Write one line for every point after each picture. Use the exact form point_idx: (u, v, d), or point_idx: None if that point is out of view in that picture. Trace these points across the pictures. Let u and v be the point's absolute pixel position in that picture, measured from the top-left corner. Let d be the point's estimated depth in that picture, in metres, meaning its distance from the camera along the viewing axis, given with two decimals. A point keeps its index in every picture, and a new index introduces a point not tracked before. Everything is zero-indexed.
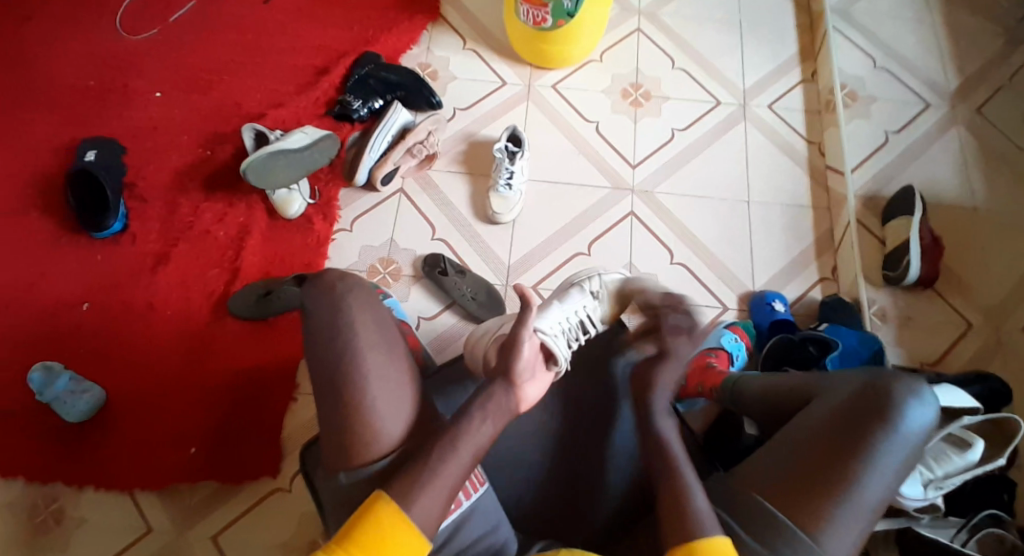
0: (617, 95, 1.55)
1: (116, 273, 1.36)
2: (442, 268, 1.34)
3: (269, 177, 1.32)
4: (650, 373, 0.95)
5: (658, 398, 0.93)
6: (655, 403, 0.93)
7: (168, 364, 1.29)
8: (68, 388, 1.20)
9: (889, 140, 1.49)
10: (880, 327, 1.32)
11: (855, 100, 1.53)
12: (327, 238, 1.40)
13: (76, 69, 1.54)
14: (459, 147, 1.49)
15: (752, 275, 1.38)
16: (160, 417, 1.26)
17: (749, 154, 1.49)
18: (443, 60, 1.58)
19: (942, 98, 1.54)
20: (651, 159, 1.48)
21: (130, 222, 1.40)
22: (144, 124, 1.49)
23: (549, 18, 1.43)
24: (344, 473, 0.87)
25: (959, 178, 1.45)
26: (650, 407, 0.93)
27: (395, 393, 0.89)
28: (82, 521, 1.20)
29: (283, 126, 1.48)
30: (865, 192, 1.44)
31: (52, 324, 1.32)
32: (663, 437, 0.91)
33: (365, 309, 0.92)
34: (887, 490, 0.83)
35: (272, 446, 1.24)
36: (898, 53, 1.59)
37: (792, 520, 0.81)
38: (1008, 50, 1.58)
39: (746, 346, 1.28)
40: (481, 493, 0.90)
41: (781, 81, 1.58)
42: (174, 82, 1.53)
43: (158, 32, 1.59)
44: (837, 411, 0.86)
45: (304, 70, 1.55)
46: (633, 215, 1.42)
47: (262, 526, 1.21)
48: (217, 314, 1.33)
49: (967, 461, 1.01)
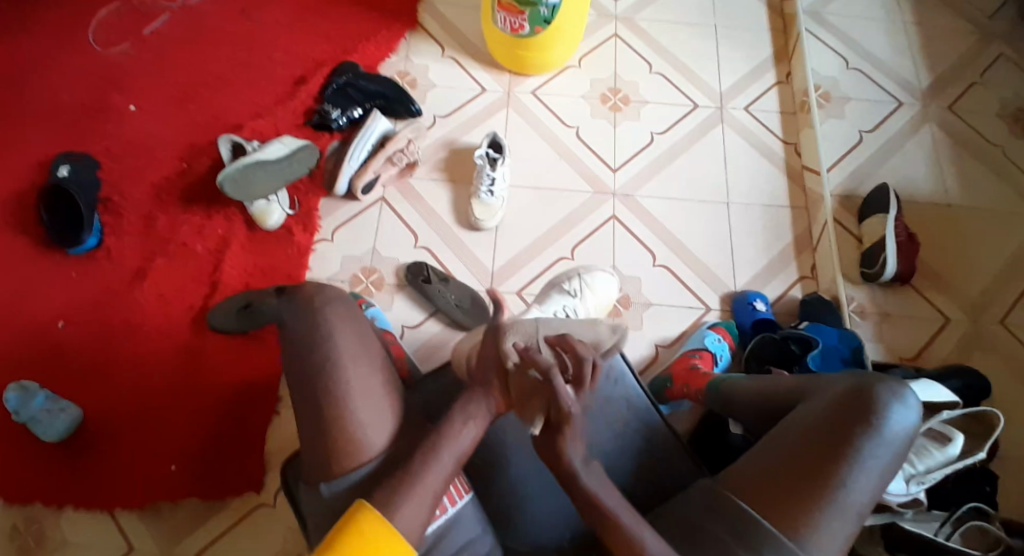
0: (596, 99, 1.56)
1: (93, 288, 1.34)
2: (425, 275, 1.34)
3: (249, 189, 1.31)
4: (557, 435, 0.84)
5: (575, 452, 0.83)
6: (572, 457, 0.83)
7: (148, 380, 1.27)
8: (45, 406, 1.18)
9: (864, 140, 1.51)
10: (859, 324, 1.34)
11: (830, 101, 1.56)
12: (308, 249, 1.39)
13: (48, 81, 1.51)
14: (439, 154, 1.49)
15: (733, 275, 1.39)
16: (141, 434, 1.24)
17: (728, 156, 1.50)
18: (421, 68, 1.58)
19: (914, 97, 1.57)
20: (632, 162, 1.49)
21: (106, 236, 1.38)
22: (119, 136, 1.47)
23: (526, 25, 1.44)
24: (325, 483, 0.85)
25: (932, 176, 1.47)
26: (567, 463, 0.83)
27: (377, 403, 0.89)
28: (62, 542, 1.18)
29: (261, 136, 1.47)
30: (842, 192, 1.46)
31: (28, 341, 1.29)
32: (593, 488, 0.83)
33: (345, 321, 0.92)
34: (872, 492, 0.84)
35: (256, 460, 1.23)
36: (871, 54, 1.62)
37: (779, 524, 0.82)
38: (977, 50, 1.61)
39: (730, 346, 1.29)
40: (466, 501, 0.90)
41: (757, 83, 1.60)
42: (149, 93, 1.51)
43: (132, 44, 1.57)
44: (824, 414, 0.88)
45: (282, 80, 1.54)
46: (614, 219, 1.43)
47: (248, 542, 1.19)
48: (198, 328, 1.31)
49: (947, 455, 1.03)
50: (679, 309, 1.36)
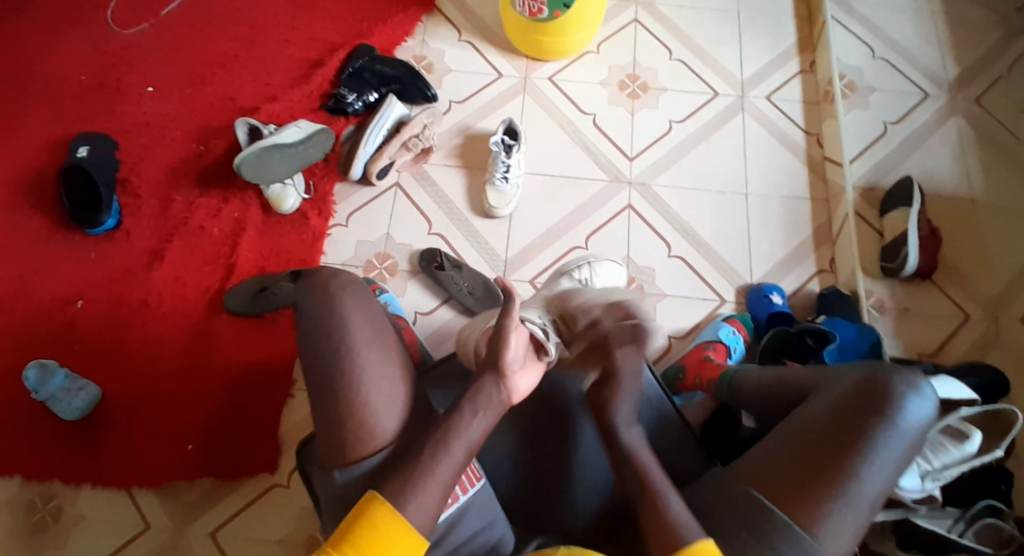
0: (615, 87, 1.54)
1: (110, 270, 1.35)
2: (439, 262, 1.34)
3: (265, 172, 1.30)
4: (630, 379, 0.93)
5: (618, 413, 0.89)
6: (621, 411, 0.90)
7: (164, 361, 1.28)
8: (64, 385, 1.19)
9: (887, 131, 1.48)
10: (878, 320, 1.32)
11: (854, 91, 1.52)
12: (323, 234, 1.39)
13: (67, 63, 1.52)
14: (454, 140, 1.48)
15: (750, 267, 1.38)
16: (158, 414, 1.25)
17: (748, 147, 1.48)
18: (438, 52, 1.57)
19: (940, 89, 1.53)
20: (649, 151, 1.47)
21: (123, 218, 1.39)
22: (137, 118, 1.47)
23: (545, 9, 1.42)
24: (339, 470, 0.86)
25: (957, 169, 1.44)
26: (610, 422, 0.89)
27: (389, 390, 0.89)
28: (81, 518, 1.20)
29: (277, 120, 1.47)
30: (864, 184, 1.43)
31: (48, 320, 1.31)
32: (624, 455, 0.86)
33: (359, 307, 0.92)
34: (886, 484, 0.82)
35: (270, 442, 1.24)
36: (897, 44, 1.58)
37: (789, 515, 0.81)
38: (1007, 40, 1.57)
39: (744, 339, 1.27)
40: (478, 489, 0.90)
41: (779, 72, 1.56)
42: (166, 76, 1.52)
43: (150, 25, 1.57)
44: (835, 405, 0.86)
45: (297, 63, 1.53)
46: (630, 209, 1.42)
47: (261, 522, 1.20)
48: (213, 311, 1.32)
49: (964, 452, 1.01)
50: (694, 301, 1.35)
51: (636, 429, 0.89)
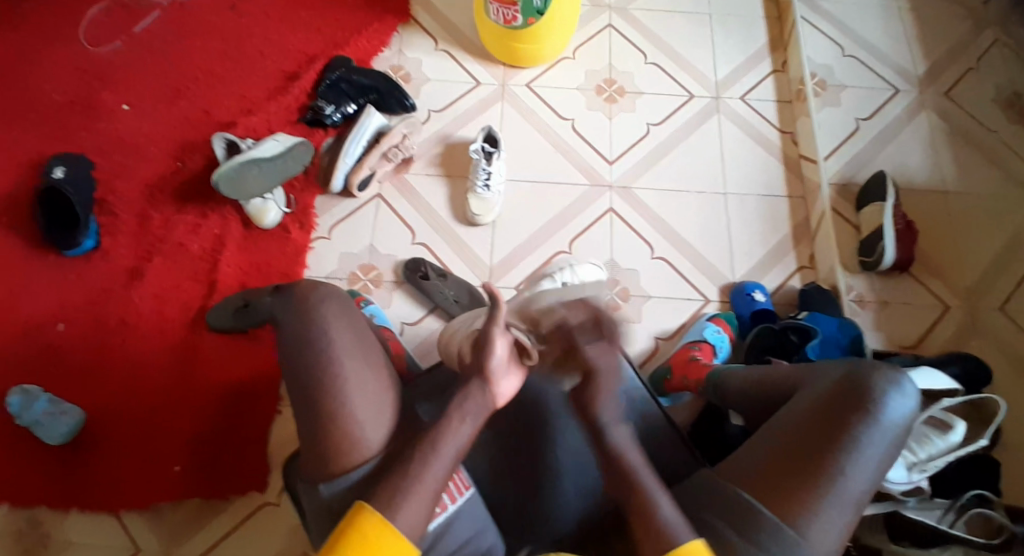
0: (591, 91, 1.55)
1: (88, 291, 1.33)
2: (423, 272, 1.34)
3: (243, 187, 1.29)
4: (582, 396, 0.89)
5: (606, 410, 0.88)
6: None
7: (143, 382, 1.27)
8: (47, 409, 1.18)
9: (860, 127, 1.51)
10: (859, 313, 1.34)
11: (826, 89, 1.55)
12: (305, 247, 1.38)
13: (39, 82, 1.50)
14: (435, 149, 1.49)
15: (731, 266, 1.39)
16: (140, 434, 1.24)
17: (725, 147, 1.50)
18: (415, 61, 1.57)
19: (910, 84, 1.56)
20: (628, 154, 1.48)
21: (101, 237, 1.37)
22: (111, 136, 1.46)
23: (519, 16, 1.43)
24: (324, 484, 0.85)
25: (929, 163, 1.47)
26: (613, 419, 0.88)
27: (372, 399, 0.89)
28: (67, 543, 1.18)
29: (255, 134, 1.46)
30: (839, 180, 1.45)
31: (27, 345, 1.29)
32: (616, 444, 0.87)
33: (340, 316, 0.92)
34: (871, 480, 0.84)
35: (258, 459, 1.23)
36: (866, 41, 1.61)
37: (778, 513, 0.82)
38: (973, 35, 1.60)
39: (729, 337, 1.29)
40: (466, 498, 0.90)
41: (752, 72, 1.59)
42: (141, 92, 1.50)
43: (122, 41, 1.55)
44: (820, 404, 0.88)
45: (274, 76, 1.53)
46: (611, 211, 1.43)
47: (253, 540, 1.19)
48: (195, 329, 1.31)
49: (949, 442, 1.04)
50: (677, 301, 1.36)
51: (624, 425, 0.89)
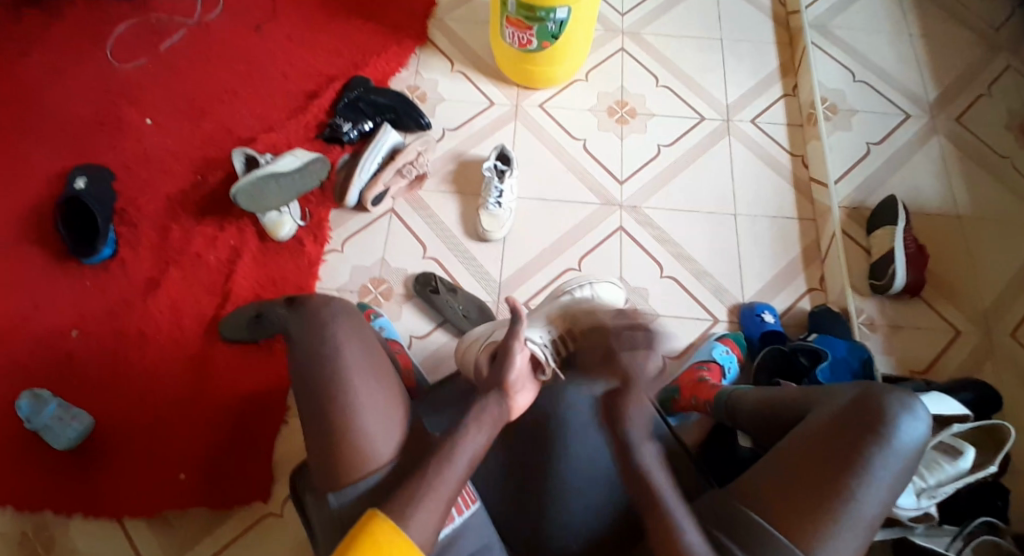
0: (603, 112, 1.57)
1: (106, 300, 1.36)
2: (434, 286, 1.35)
3: (261, 201, 1.32)
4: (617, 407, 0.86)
5: (633, 426, 0.85)
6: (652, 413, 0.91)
7: (155, 390, 1.28)
8: (56, 414, 1.20)
9: (871, 152, 1.52)
10: (869, 337, 1.33)
11: (836, 114, 1.56)
12: (318, 260, 1.40)
13: (67, 97, 1.55)
14: (448, 167, 1.51)
15: (741, 287, 1.39)
16: (151, 443, 1.25)
17: (735, 170, 1.51)
18: (431, 82, 1.60)
19: (921, 109, 1.57)
20: (638, 175, 1.50)
21: (121, 247, 1.40)
22: (134, 150, 1.50)
23: (534, 40, 1.45)
24: (334, 494, 0.86)
25: (941, 187, 1.47)
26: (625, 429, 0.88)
27: (383, 411, 0.89)
28: (74, 551, 1.19)
29: (273, 150, 1.49)
30: (850, 204, 1.46)
31: (44, 351, 1.31)
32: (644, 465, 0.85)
33: (348, 329, 0.93)
34: (883, 503, 0.83)
35: (265, 468, 1.23)
36: (877, 67, 1.62)
37: (789, 536, 0.81)
38: (984, 62, 1.61)
39: (738, 357, 1.29)
40: (473, 511, 0.89)
41: (763, 97, 1.60)
42: (165, 108, 1.55)
43: (148, 60, 1.60)
44: (831, 425, 0.87)
45: (293, 94, 1.57)
46: (622, 230, 1.44)
47: (258, 550, 1.19)
48: (209, 339, 1.33)
49: (959, 468, 1.01)
50: (687, 321, 1.36)
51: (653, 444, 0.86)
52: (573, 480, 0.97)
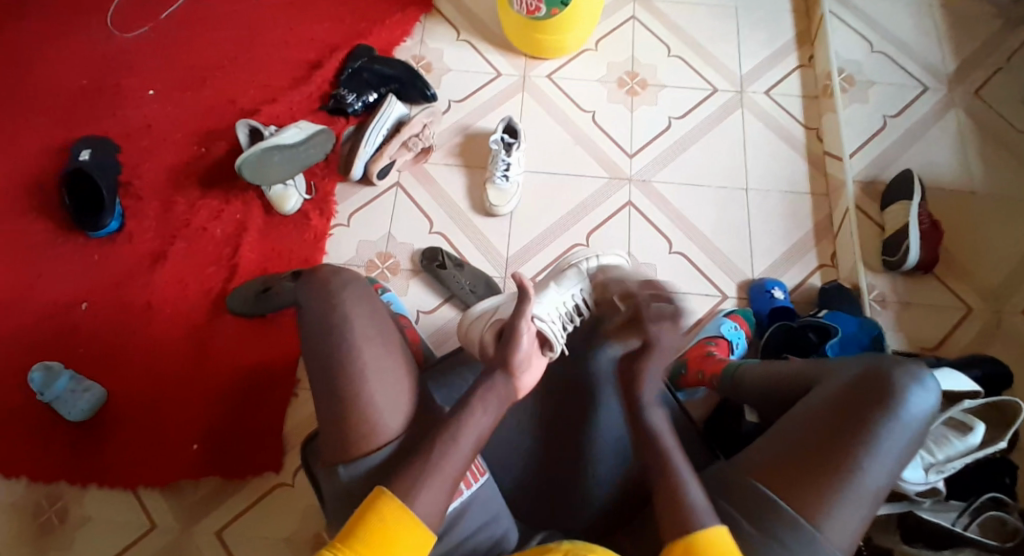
0: (613, 83, 1.54)
1: (112, 273, 1.36)
2: (440, 261, 1.34)
3: (266, 172, 1.30)
4: (634, 366, 0.92)
5: (646, 389, 0.91)
6: (643, 396, 0.90)
7: (164, 363, 1.29)
8: (69, 387, 1.21)
9: (887, 124, 1.48)
10: (880, 314, 1.32)
11: (853, 85, 1.52)
12: (324, 234, 1.40)
13: (67, 67, 1.53)
14: (454, 140, 1.49)
15: (751, 262, 1.38)
16: (162, 412, 1.26)
17: (748, 142, 1.48)
18: (436, 52, 1.57)
19: (940, 81, 1.53)
20: (648, 148, 1.47)
21: (126, 220, 1.40)
22: (137, 121, 1.48)
23: (542, 7, 1.42)
24: (343, 466, 0.86)
25: (957, 160, 1.44)
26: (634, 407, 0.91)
27: (391, 383, 0.89)
28: (88, 518, 1.21)
29: (277, 121, 1.47)
30: (864, 178, 1.43)
31: (54, 324, 1.32)
32: (654, 430, 0.88)
33: (360, 302, 0.92)
34: (889, 474, 0.82)
35: (275, 440, 1.24)
36: (895, 36, 1.58)
37: (794, 508, 0.81)
38: (1006, 32, 1.57)
39: (746, 335, 1.27)
40: (481, 483, 0.90)
41: (778, 67, 1.56)
42: (167, 79, 1.52)
43: (149, 29, 1.58)
44: (836, 397, 0.86)
45: (298, 64, 1.54)
46: (630, 205, 1.42)
47: (268, 521, 1.21)
48: (216, 313, 1.33)
49: (968, 444, 1.00)
50: (695, 297, 1.35)
51: (660, 411, 0.90)
52: (590, 451, 0.97)
